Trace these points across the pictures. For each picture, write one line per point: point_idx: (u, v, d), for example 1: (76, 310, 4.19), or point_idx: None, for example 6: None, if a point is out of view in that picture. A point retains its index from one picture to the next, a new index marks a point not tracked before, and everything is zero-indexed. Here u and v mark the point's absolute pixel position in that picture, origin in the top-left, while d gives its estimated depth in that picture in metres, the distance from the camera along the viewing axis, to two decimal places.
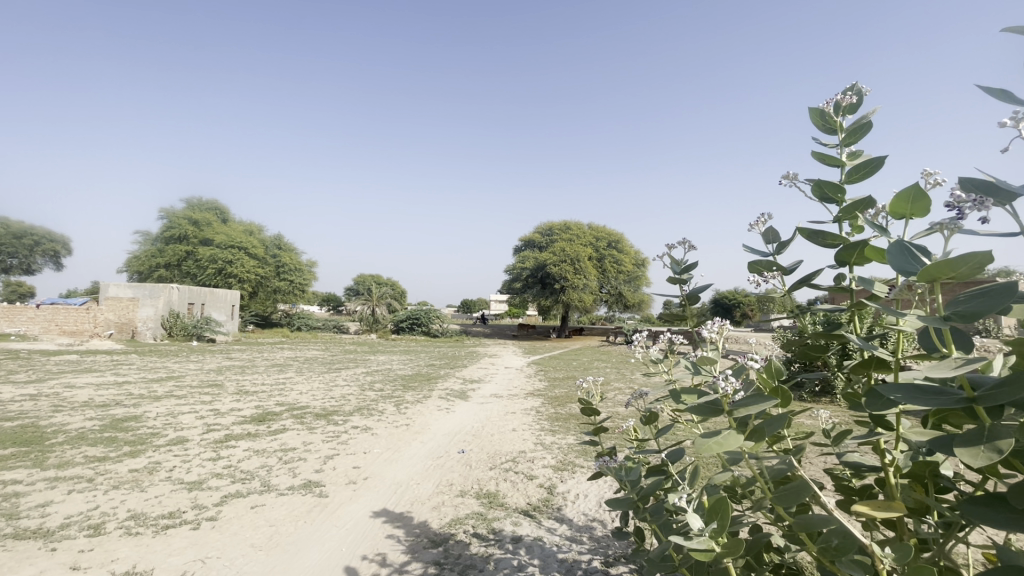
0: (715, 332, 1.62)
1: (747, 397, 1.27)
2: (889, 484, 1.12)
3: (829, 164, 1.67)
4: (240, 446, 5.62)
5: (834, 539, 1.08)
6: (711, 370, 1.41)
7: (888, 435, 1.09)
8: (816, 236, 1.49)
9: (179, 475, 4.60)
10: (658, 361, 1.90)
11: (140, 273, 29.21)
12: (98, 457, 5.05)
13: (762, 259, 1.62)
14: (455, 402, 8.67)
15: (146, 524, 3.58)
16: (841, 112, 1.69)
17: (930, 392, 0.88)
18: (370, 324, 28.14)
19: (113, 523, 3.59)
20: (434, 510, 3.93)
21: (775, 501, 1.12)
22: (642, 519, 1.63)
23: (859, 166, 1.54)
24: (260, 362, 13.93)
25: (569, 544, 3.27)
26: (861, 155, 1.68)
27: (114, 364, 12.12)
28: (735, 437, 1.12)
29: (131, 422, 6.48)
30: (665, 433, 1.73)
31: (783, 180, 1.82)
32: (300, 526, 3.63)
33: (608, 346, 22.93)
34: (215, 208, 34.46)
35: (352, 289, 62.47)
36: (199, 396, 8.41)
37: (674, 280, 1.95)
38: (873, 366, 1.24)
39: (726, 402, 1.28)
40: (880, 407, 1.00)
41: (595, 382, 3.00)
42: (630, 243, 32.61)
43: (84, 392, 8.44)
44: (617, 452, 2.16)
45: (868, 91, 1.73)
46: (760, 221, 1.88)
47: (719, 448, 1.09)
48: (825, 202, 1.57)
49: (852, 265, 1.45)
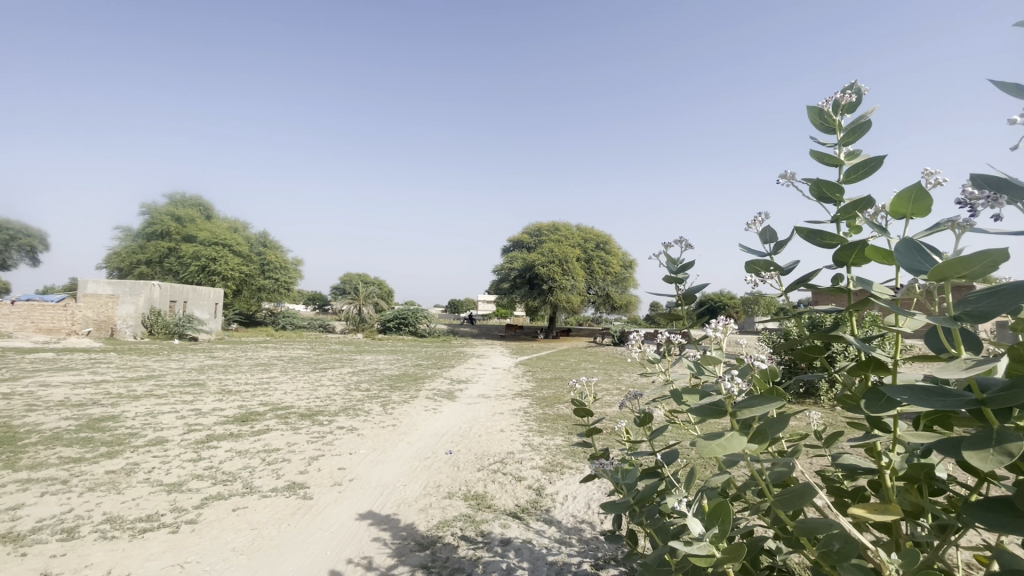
0: (718, 331, 1.59)
1: (750, 399, 1.26)
2: (885, 486, 1.11)
3: (827, 163, 1.67)
4: (221, 447, 5.51)
5: (836, 543, 1.07)
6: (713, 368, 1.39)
7: (887, 438, 1.08)
8: (814, 236, 1.48)
9: (157, 476, 4.50)
10: (655, 360, 1.87)
11: (120, 269, 28.49)
12: (73, 459, 4.90)
13: (760, 258, 1.61)
14: (442, 403, 8.61)
15: (123, 528, 3.48)
16: (839, 110, 1.70)
17: (938, 394, 0.87)
18: (356, 324, 27.72)
19: (88, 527, 3.48)
20: (421, 512, 3.89)
21: (776, 505, 1.10)
22: (638, 523, 1.61)
23: (857, 166, 1.54)
24: (244, 361, 13.66)
25: (558, 547, 3.25)
26: (859, 155, 1.69)
27: (92, 362, 11.75)
28: (740, 440, 1.10)
29: (109, 422, 6.31)
30: (661, 434, 1.71)
31: (781, 180, 1.82)
32: (283, 530, 3.54)
33: (594, 347, 23.07)
34: (199, 204, 33.81)
35: (339, 288, 61.53)
36: (180, 395, 8.23)
37: (670, 279, 1.94)
38: (871, 368, 1.22)
39: (728, 403, 1.26)
40: (881, 409, 0.99)
41: (589, 383, 2.96)
42: (618, 245, 32.78)
43: (59, 391, 8.19)
44: (611, 453, 2.13)
45: (867, 90, 1.74)
46: (756, 220, 1.88)
47: (723, 452, 1.07)
48: (823, 201, 1.57)
49: (850, 266, 1.45)
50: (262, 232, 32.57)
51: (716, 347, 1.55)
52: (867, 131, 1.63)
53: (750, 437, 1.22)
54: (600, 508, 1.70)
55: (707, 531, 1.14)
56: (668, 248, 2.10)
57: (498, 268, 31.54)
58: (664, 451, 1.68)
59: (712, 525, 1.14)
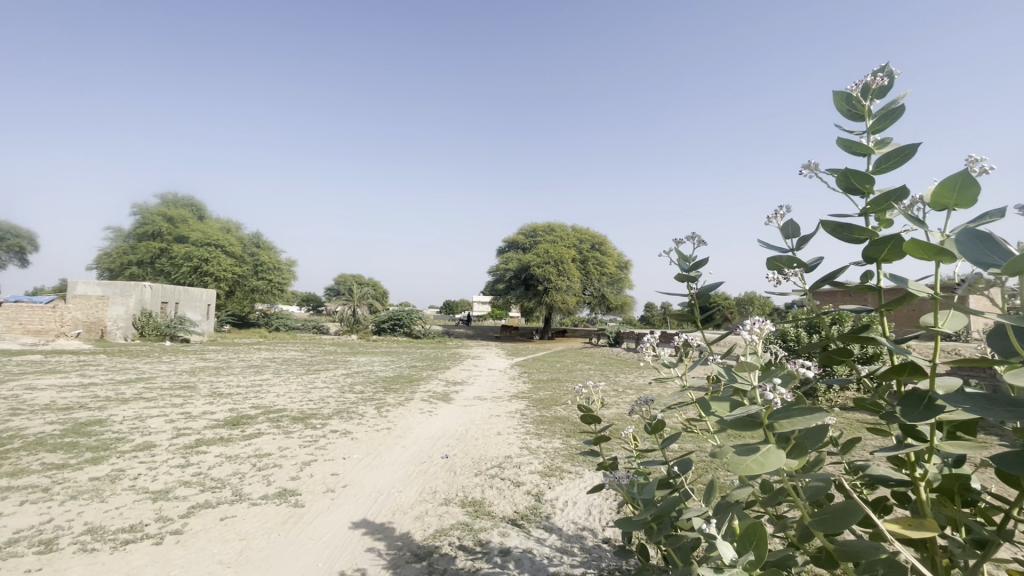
0: (755, 334, 1.48)
1: (787, 409, 1.16)
2: (920, 501, 1.07)
3: (855, 151, 1.62)
4: (211, 452, 5.41)
5: (878, 567, 1.02)
6: (747, 376, 1.31)
7: (923, 448, 1.03)
8: (843, 230, 1.42)
9: (143, 483, 4.39)
10: (671, 364, 1.84)
11: (111, 270, 28.19)
12: (56, 465, 4.78)
13: (782, 255, 1.56)
14: (438, 405, 8.51)
15: (104, 539, 3.38)
16: (869, 94, 1.65)
17: (1004, 404, 0.81)
18: (351, 325, 27.56)
19: (67, 539, 3.38)
20: (417, 520, 3.81)
21: (817, 527, 1.04)
22: (658, 542, 1.52)
23: (888, 156, 1.48)
24: (236, 363, 13.52)
25: (560, 557, 3.19)
26: (889, 143, 1.63)
27: (80, 365, 11.58)
28: (779, 456, 1.03)
29: (95, 427, 6.17)
30: (675, 442, 1.63)
31: (803, 169, 1.76)
32: (273, 540, 3.46)
33: (590, 347, 23.06)
34: (191, 205, 33.57)
35: (334, 289, 61.32)
36: (169, 399, 8.10)
37: (682, 277, 1.89)
38: (906, 372, 1.12)
39: (765, 415, 1.17)
40: (922, 418, 0.95)
41: (595, 388, 2.88)
42: (614, 246, 32.80)
43: (44, 395, 8.01)
44: (620, 464, 2.06)
45: (898, 74, 1.68)
46: (777, 214, 1.81)
47: (762, 469, 1.01)
48: (850, 191, 1.50)
49: (881, 262, 1.38)
50: (255, 233, 32.32)
51: (750, 352, 1.49)
52: (899, 117, 1.59)
53: (787, 451, 1.13)
54: (614, 526, 1.62)
55: (739, 555, 1.08)
56: (679, 244, 2.04)
57: (494, 268, 31.52)
58: (680, 464, 1.60)
59: (745, 549, 1.08)
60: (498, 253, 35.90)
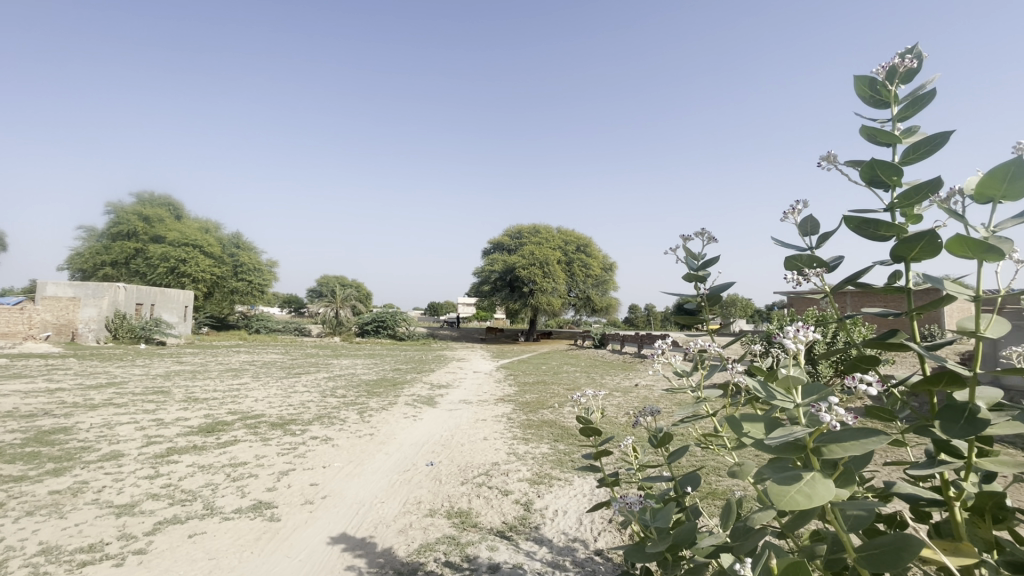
0: (797, 345, 1.31)
1: (838, 430, 1.09)
2: (955, 521, 1.08)
3: (881, 140, 1.58)
4: (182, 461, 5.20)
5: None
6: (787, 392, 1.22)
7: (960, 466, 1.03)
8: (868, 226, 1.37)
9: (108, 497, 4.19)
10: (684, 373, 1.75)
11: (83, 270, 27.36)
12: (14, 478, 4.54)
13: (803, 253, 1.51)
14: (423, 410, 8.35)
15: (59, 561, 3.19)
16: (895, 79, 1.61)
17: None
18: (333, 327, 27.17)
19: (19, 561, 3.19)
20: (400, 534, 3.69)
21: (868, 566, 0.99)
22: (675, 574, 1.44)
23: (917, 146, 1.44)
24: (214, 366, 13.20)
25: (551, 572, 3.11)
26: (915, 132, 1.60)
27: (48, 369, 11.15)
28: (827, 486, 0.97)
29: (59, 435, 5.90)
30: (681, 456, 1.59)
31: (823, 161, 1.72)
32: (244, 559, 3.30)
33: (579, 350, 23.04)
34: (168, 204, 32.82)
35: (317, 292, 60.69)
36: (141, 404, 7.82)
37: (692, 277, 1.81)
38: (943, 382, 1.06)
39: (811, 439, 1.09)
40: (965, 433, 0.94)
41: (593, 398, 2.80)
42: (598, 248, 32.82)
43: (7, 401, 7.68)
44: (623, 481, 2.00)
45: (925, 56, 1.65)
46: (794, 209, 1.76)
47: (810, 501, 0.94)
48: (875, 184, 1.46)
49: (910, 260, 1.34)
50: (235, 233, 31.65)
51: (792, 363, 1.31)
52: (927, 102, 1.56)
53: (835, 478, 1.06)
54: (624, 557, 1.51)
55: None
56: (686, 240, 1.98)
57: (479, 270, 31.38)
58: (688, 483, 1.56)
59: None
60: (483, 254, 35.78)
